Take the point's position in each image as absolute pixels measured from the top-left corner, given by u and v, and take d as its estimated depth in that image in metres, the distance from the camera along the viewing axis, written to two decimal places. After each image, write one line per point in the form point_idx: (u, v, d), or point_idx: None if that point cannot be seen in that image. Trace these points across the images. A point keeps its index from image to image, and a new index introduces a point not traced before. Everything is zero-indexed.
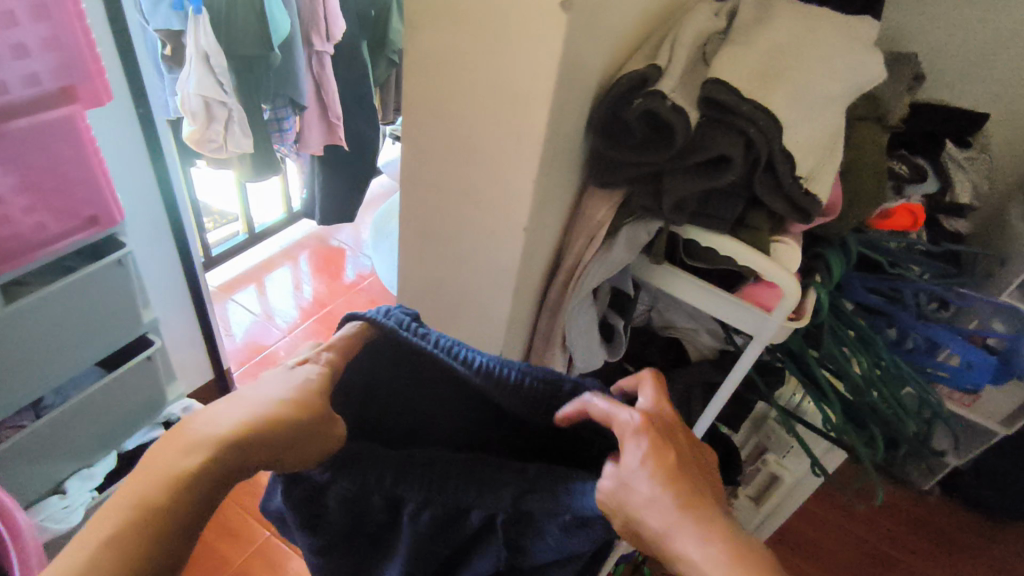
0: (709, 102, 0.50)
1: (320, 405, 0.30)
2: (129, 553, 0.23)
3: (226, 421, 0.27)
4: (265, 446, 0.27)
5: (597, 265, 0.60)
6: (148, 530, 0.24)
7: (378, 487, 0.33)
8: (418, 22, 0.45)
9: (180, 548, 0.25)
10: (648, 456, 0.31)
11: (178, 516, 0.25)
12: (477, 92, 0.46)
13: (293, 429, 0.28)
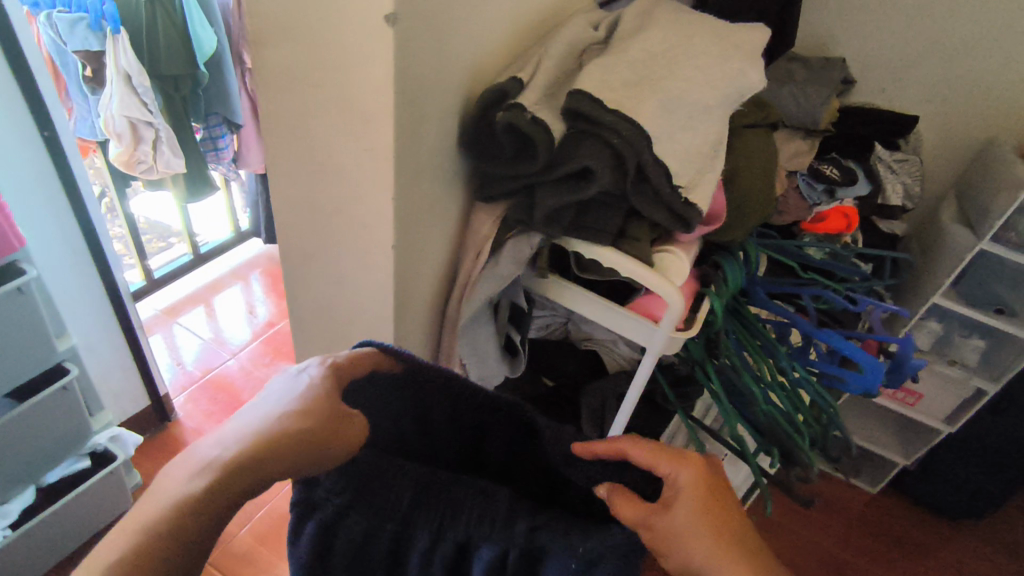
0: (575, 114, 0.49)
1: (324, 428, 0.32)
2: (150, 553, 0.26)
3: (241, 441, 0.30)
4: (279, 467, 0.31)
5: (485, 280, 0.58)
6: (168, 539, 0.27)
7: (392, 513, 0.36)
8: (262, 41, 0.44)
9: (196, 554, 0.28)
10: (694, 507, 0.36)
11: (196, 528, 0.28)
12: (327, 110, 0.45)
13: (304, 451, 0.31)
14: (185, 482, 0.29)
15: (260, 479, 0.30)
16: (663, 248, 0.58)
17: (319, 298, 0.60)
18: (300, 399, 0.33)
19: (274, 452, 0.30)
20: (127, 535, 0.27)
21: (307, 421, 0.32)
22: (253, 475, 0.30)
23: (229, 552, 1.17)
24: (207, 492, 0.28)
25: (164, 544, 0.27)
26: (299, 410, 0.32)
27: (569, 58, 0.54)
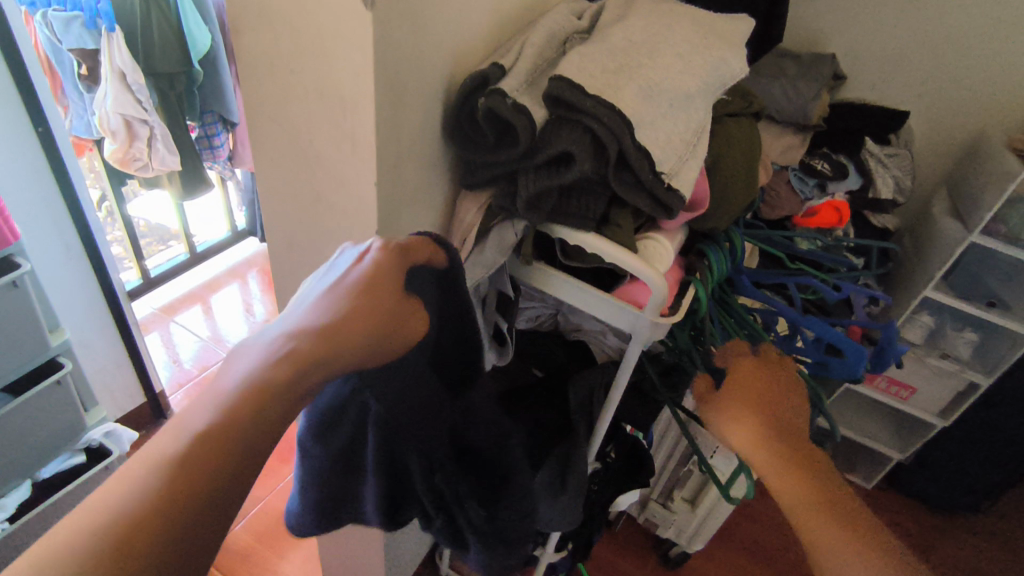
0: (557, 100, 0.50)
1: (383, 309, 0.39)
2: (254, 404, 0.32)
3: (318, 319, 0.36)
4: (345, 345, 0.36)
5: (471, 267, 0.59)
6: (268, 394, 0.33)
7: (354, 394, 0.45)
8: (244, 28, 0.45)
9: (289, 406, 0.34)
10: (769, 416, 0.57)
11: (289, 386, 0.34)
12: (309, 97, 0.46)
13: (366, 331, 0.38)
14: (264, 359, 0.34)
15: (331, 356, 0.35)
16: (648, 235, 0.59)
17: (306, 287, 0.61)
18: (360, 290, 0.39)
19: (338, 335, 0.36)
20: (220, 402, 0.32)
21: (366, 310, 0.38)
22: (323, 353, 0.35)
23: (226, 550, 1.17)
24: (286, 367, 0.34)
25: (266, 395, 0.33)
26: (364, 293, 0.39)
27: (551, 47, 0.55)
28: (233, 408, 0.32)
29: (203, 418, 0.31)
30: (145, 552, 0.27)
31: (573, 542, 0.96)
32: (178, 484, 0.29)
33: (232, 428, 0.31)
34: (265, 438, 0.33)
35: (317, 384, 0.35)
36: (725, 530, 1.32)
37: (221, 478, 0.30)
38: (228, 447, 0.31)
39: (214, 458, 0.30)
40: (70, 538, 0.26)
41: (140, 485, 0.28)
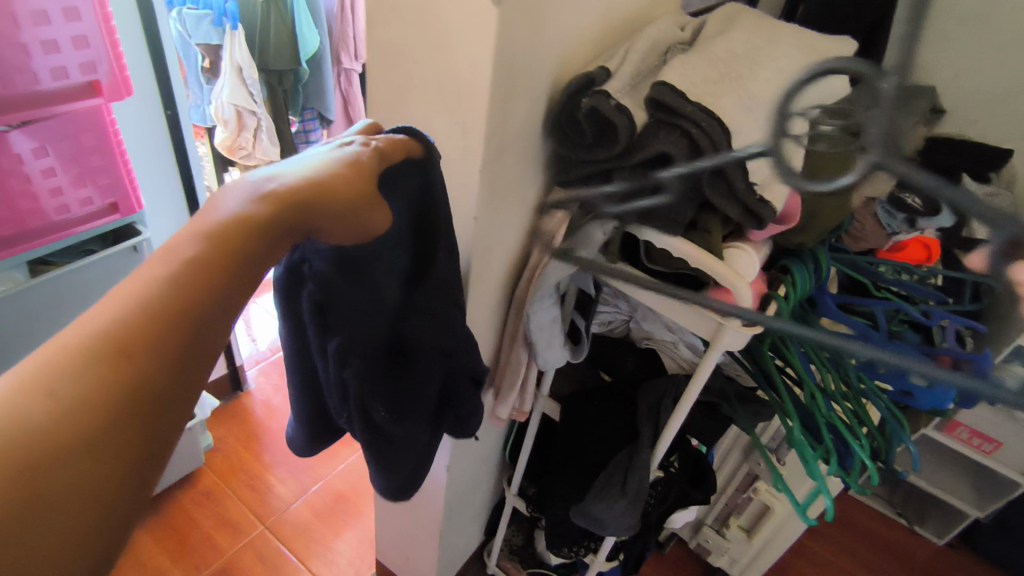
0: (657, 103, 0.52)
1: (361, 182, 0.38)
2: (233, 237, 0.31)
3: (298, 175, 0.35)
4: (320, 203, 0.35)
5: (557, 262, 0.61)
6: (247, 229, 0.32)
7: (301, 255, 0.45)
8: (376, 21, 0.49)
9: (267, 246, 0.33)
10: None
11: (268, 226, 0.33)
12: (426, 85, 0.50)
13: (344, 198, 0.37)
14: (247, 198, 0.33)
15: (309, 213, 0.35)
16: (733, 244, 0.59)
17: None
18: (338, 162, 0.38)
19: (320, 190, 0.35)
20: (205, 230, 0.31)
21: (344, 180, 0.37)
22: (299, 206, 0.34)
23: (286, 523, 1.22)
24: (268, 206, 0.33)
25: (245, 230, 0.32)
26: (342, 163, 0.37)
27: (654, 54, 0.57)
28: (220, 236, 0.31)
29: (193, 245, 0.30)
30: (145, 360, 0.28)
31: (624, 553, 0.95)
32: (173, 302, 0.29)
33: (222, 257, 0.31)
34: (247, 276, 0.32)
35: (295, 231, 0.35)
36: (781, 567, 1.27)
37: (212, 301, 0.30)
38: (215, 271, 0.30)
39: (202, 284, 0.30)
40: (67, 348, 0.27)
41: (136, 305, 0.28)
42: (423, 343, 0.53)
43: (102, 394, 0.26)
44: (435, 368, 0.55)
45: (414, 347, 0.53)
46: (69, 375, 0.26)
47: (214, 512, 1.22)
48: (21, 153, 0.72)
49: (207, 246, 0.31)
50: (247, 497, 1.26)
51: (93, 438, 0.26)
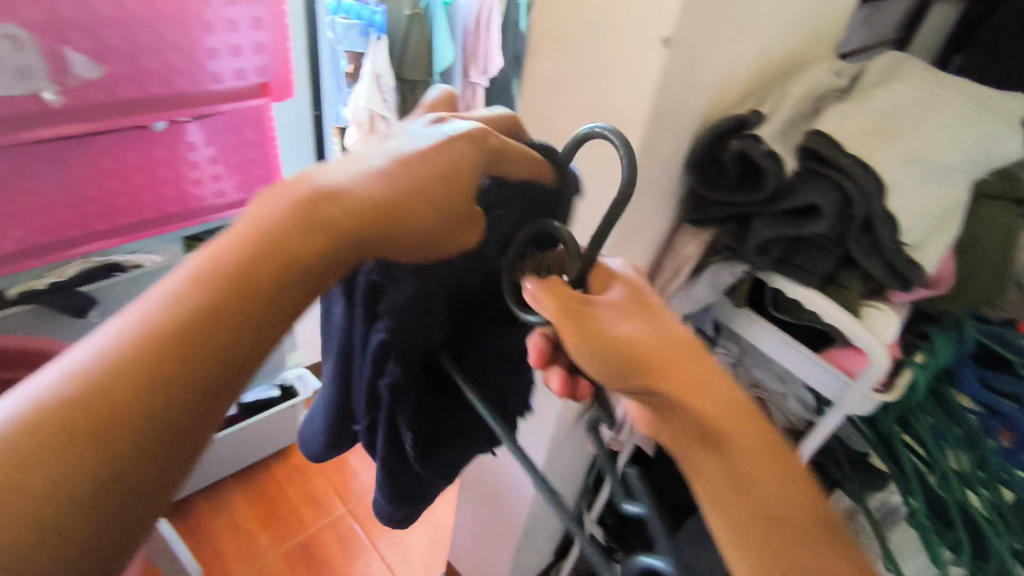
0: (811, 154, 0.51)
1: (438, 197, 0.32)
2: (262, 272, 0.27)
3: (358, 188, 0.30)
4: (369, 238, 0.30)
5: (680, 299, 0.61)
6: (282, 263, 0.27)
7: None
8: (538, 51, 0.51)
9: (308, 278, 0.28)
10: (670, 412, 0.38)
11: (310, 257, 0.28)
12: (577, 113, 0.51)
13: (416, 217, 0.31)
14: (284, 220, 0.28)
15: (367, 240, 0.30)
16: (871, 302, 0.55)
17: None
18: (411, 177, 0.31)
19: (385, 211, 0.30)
20: (225, 264, 0.26)
21: (414, 184, 0.31)
22: (359, 229, 0.29)
23: (366, 509, 1.28)
24: (311, 235, 0.28)
25: (276, 264, 0.27)
26: (419, 173, 0.31)
27: (810, 101, 0.55)
28: (247, 284, 0.27)
29: (207, 283, 0.26)
30: (136, 424, 0.23)
31: None
32: (177, 353, 0.24)
33: (244, 299, 0.26)
34: (278, 317, 0.28)
35: (348, 255, 0.30)
36: None
37: (225, 354, 0.26)
38: (232, 316, 0.26)
39: (214, 333, 0.25)
40: (51, 399, 0.23)
41: (131, 354, 0.24)
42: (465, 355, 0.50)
43: (69, 464, 0.22)
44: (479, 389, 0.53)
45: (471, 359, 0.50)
46: (43, 438, 0.22)
47: (302, 487, 1.30)
48: (194, 141, 0.81)
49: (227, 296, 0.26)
50: (333, 478, 1.33)
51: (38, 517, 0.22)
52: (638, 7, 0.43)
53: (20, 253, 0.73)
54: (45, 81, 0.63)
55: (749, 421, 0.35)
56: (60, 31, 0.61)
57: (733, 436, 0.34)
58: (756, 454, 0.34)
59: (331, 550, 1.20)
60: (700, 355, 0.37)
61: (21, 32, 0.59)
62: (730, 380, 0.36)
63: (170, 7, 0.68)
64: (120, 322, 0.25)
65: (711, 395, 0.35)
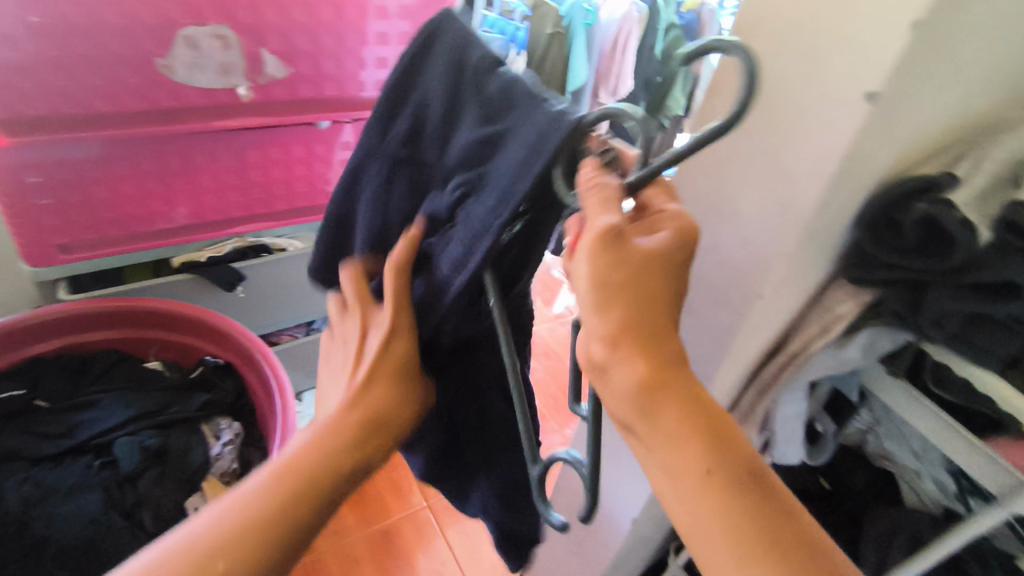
0: (1010, 226, 0.46)
1: (400, 364, 0.44)
2: (293, 471, 0.39)
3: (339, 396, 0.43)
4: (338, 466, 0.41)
5: (824, 356, 0.58)
6: (304, 463, 0.40)
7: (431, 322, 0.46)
8: (719, 91, 0.51)
9: (326, 463, 0.40)
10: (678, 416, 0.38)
11: (325, 447, 0.41)
12: (752, 158, 0.50)
13: (386, 386, 0.43)
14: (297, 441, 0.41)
15: (359, 421, 0.42)
16: None
17: None
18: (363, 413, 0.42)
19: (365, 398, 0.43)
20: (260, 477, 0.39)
21: (384, 358, 0.43)
22: (351, 415, 0.42)
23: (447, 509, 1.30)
24: (319, 441, 0.41)
25: (295, 463, 0.40)
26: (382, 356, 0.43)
27: None
28: (265, 503, 0.38)
29: (249, 489, 0.38)
30: None
31: None
32: (233, 534, 0.36)
33: (278, 492, 0.38)
34: (309, 503, 0.39)
35: (352, 449, 0.41)
36: None
37: (265, 528, 0.37)
38: (267, 502, 0.38)
39: (261, 523, 0.37)
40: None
41: (200, 544, 0.36)
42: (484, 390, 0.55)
43: None
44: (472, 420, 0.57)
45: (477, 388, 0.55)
46: None
47: (390, 475, 1.34)
48: (347, 140, 0.86)
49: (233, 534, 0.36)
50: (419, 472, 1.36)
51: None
52: (846, 60, 0.41)
53: (193, 227, 0.83)
54: (241, 78, 0.70)
55: (673, 404, 0.35)
56: (260, 34, 0.68)
57: (660, 422, 0.35)
58: (680, 440, 0.35)
59: (410, 542, 1.23)
60: (648, 333, 0.35)
61: (230, 34, 0.65)
62: (664, 360, 0.35)
63: (355, 17, 0.73)
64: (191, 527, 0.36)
65: (635, 384, 0.35)
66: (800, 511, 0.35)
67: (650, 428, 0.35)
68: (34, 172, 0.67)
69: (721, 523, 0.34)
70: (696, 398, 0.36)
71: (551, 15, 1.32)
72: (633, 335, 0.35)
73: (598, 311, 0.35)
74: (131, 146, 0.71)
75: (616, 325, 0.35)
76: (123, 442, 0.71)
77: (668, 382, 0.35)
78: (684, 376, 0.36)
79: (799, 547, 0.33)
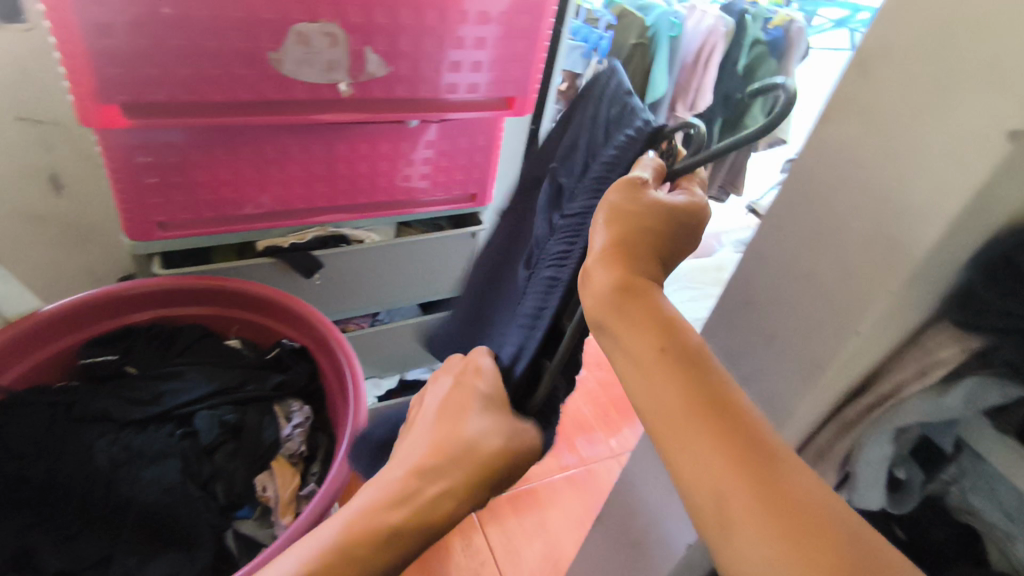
0: None
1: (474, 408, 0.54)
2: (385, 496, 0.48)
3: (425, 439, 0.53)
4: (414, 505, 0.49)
5: (920, 403, 0.55)
6: (395, 489, 0.49)
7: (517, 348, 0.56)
8: (834, 119, 0.50)
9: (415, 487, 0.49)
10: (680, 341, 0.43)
11: (415, 475, 0.50)
12: (862, 190, 0.49)
13: (466, 424, 0.52)
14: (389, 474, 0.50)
15: (443, 454, 0.51)
16: None
17: (732, 345, 0.66)
18: (437, 456, 0.51)
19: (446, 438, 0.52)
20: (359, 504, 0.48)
21: (464, 406, 0.54)
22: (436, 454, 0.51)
23: (491, 511, 1.30)
24: (408, 469, 0.50)
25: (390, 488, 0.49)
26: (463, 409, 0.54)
27: None
28: (367, 522, 0.47)
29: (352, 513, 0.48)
30: None
31: None
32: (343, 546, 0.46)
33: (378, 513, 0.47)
34: (399, 519, 0.48)
35: (435, 477, 0.50)
36: None
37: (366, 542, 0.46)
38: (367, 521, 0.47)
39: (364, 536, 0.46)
40: None
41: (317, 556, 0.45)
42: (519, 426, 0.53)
43: None
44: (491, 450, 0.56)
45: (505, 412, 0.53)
46: None
47: None
48: (426, 137, 0.88)
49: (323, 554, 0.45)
50: None
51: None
52: (986, 98, 0.40)
53: (281, 213, 0.87)
54: (343, 74, 0.72)
55: (647, 310, 0.41)
56: (367, 34, 0.70)
57: (630, 318, 0.41)
58: (643, 330, 0.41)
59: (452, 540, 1.23)
60: (630, 253, 0.43)
61: (339, 32, 0.68)
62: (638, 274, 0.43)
63: (455, 20, 0.74)
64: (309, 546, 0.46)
65: (608, 286, 0.42)
66: (753, 415, 0.38)
67: (623, 322, 0.41)
68: (146, 153, 0.71)
69: (679, 405, 0.38)
70: (666, 309, 0.41)
71: (636, 24, 1.33)
72: (616, 251, 0.43)
73: (601, 229, 0.44)
74: (235, 134, 0.74)
75: (606, 242, 0.43)
76: (204, 416, 0.78)
77: (638, 289, 0.42)
78: (656, 290, 0.42)
79: (747, 443, 0.36)
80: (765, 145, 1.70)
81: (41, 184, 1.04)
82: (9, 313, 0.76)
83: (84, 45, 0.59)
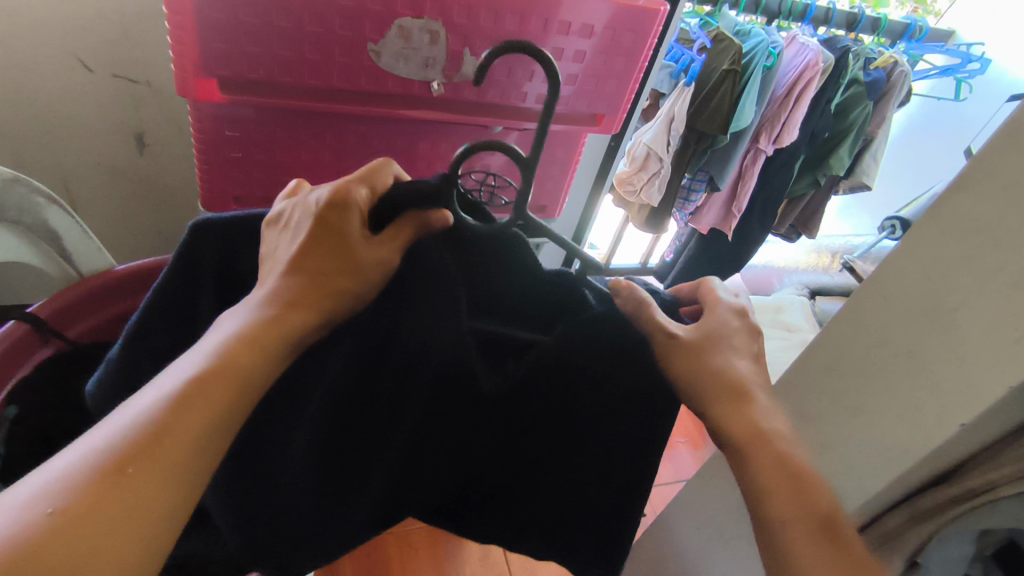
0: None
1: (328, 223, 0.44)
2: (207, 372, 0.37)
3: (259, 298, 0.43)
4: (285, 305, 0.42)
5: (1014, 505, 0.47)
6: (238, 348, 0.39)
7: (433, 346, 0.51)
8: (967, 190, 0.46)
9: (266, 341, 0.40)
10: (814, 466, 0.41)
11: (262, 333, 0.40)
12: (992, 272, 0.44)
13: (319, 249, 0.44)
14: (199, 359, 0.38)
15: (289, 296, 0.43)
16: None
17: (809, 409, 0.61)
18: (281, 296, 0.43)
19: (301, 272, 0.43)
20: (164, 393, 0.36)
21: (325, 249, 0.44)
22: (285, 300, 0.42)
23: None
24: (255, 327, 0.40)
25: (232, 347, 0.39)
26: (303, 244, 0.44)
27: None
28: (195, 402, 0.36)
29: (147, 406, 0.35)
30: (191, 435, 0.35)
31: None
32: (165, 418, 0.34)
33: (230, 371, 0.38)
34: (258, 374, 0.40)
35: (284, 322, 0.42)
36: None
37: (214, 404, 0.36)
38: (205, 382, 0.37)
39: (194, 399, 0.36)
40: (128, 443, 0.33)
41: (99, 462, 0.32)
42: (627, 471, 0.56)
43: (167, 456, 0.34)
44: (573, 466, 0.58)
45: (630, 427, 0.53)
46: (167, 450, 0.34)
47: None
48: (503, 145, 0.86)
49: (195, 377, 0.37)
50: None
51: (144, 531, 0.32)
52: None
53: None
54: (438, 73, 0.71)
55: (745, 417, 0.42)
56: (468, 34, 0.68)
57: (756, 484, 0.40)
58: (766, 491, 0.40)
59: (468, 546, 1.21)
60: (727, 374, 0.44)
61: (441, 31, 0.67)
62: (732, 369, 0.44)
63: (558, 30, 0.72)
64: (73, 461, 0.32)
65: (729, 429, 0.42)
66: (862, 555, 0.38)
67: (754, 468, 0.41)
68: (233, 127, 0.71)
69: None
70: (787, 455, 0.41)
71: (732, 50, 1.24)
72: (698, 369, 0.45)
73: (677, 357, 0.46)
74: (319, 120, 0.74)
75: (687, 367, 0.45)
76: None
77: (740, 421, 0.42)
78: (758, 407, 0.43)
79: None
80: (845, 189, 1.61)
81: (126, 141, 1.06)
82: (83, 271, 0.78)
83: (195, 17, 0.59)
